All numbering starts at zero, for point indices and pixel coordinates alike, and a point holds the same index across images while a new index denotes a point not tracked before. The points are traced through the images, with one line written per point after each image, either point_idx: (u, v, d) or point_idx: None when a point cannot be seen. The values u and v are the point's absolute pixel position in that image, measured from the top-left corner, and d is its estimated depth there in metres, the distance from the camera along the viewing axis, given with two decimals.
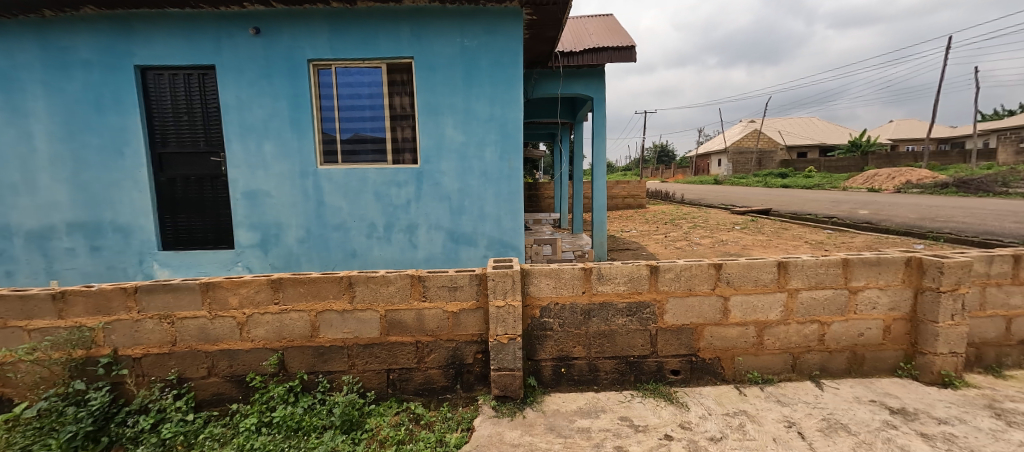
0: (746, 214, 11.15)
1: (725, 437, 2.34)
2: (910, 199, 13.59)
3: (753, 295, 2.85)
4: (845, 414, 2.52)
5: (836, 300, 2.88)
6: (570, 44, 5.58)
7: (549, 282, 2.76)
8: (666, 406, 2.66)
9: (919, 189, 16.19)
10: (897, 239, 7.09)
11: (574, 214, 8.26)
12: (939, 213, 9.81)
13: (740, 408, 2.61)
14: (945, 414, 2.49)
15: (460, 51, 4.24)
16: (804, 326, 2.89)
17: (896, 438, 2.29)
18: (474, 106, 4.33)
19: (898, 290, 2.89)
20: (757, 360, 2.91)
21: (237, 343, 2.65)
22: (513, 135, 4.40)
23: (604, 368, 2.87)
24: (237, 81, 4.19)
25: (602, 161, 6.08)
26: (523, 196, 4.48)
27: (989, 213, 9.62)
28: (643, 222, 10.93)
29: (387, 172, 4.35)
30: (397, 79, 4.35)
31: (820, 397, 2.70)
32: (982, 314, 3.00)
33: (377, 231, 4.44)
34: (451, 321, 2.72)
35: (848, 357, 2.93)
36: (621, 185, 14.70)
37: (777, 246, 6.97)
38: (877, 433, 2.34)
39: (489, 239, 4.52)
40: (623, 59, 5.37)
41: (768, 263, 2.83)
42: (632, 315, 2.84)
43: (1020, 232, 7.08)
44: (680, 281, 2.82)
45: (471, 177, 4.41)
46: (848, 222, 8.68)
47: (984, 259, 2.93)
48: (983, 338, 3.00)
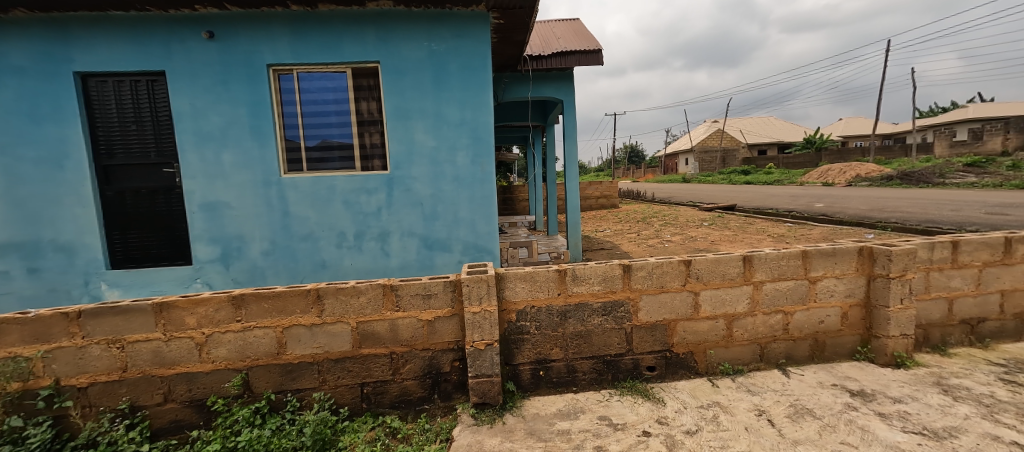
0: (713, 211, 11.50)
1: (700, 430, 2.38)
2: (861, 192, 14.38)
3: (721, 289, 2.93)
4: (810, 399, 2.62)
5: (797, 290, 2.99)
6: (539, 48, 5.62)
7: (524, 285, 2.75)
8: (644, 403, 2.69)
9: (868, 182, 17.17)
10: (848, 230, 7.49)
11: (549, 216, 8.27)
12: (888, 204, 10.41)
13: (714, 400, 2.67)
14: (899, 393, 2.62)
15: (429, 55, 4.18)
16: (770, 316, 2.99)
17: (857, 419, 2.39)
18: (444, 110, 4.28)
19: (853, 278, 3.03)
20: (728, 352, 2.98)
21: (195, 366, 2.49)
22: (484, 139, 4.37)
23: (582, 368, 2.87)
24: (192, 88, 3.98)
25: (573, 162, 6.11)
26: (497, 199, 4.46)
27: (931, 202, 10.28)
28: (616, 222, 11.08)
29: (356, 179, 4.23)
30: (364, 84, 4.23)
31: (786, 385, 2.80)
32: (928, 297, 3.18)
33: (347, 240, 4.31)
34: (425, 330, 2.66)
35: (811, 344, 3.05)
36: (594, 186, 14.91)
37: (742, 240, 7.20)
38: (840, 416, 2.43)
39: (464, 244, 4.47)
40: (591, 62, 5.46)
41: (734, 258, 2.92)
42: (607, 315, 2.86)
43: (958, 219, 7.61)
44: (652, 278, 2.86)
45: (443, 183, 4.35)
46: (806, 215, 9.08)
47: (926, 245, 3.12)
48: (929, 320, 3.19)
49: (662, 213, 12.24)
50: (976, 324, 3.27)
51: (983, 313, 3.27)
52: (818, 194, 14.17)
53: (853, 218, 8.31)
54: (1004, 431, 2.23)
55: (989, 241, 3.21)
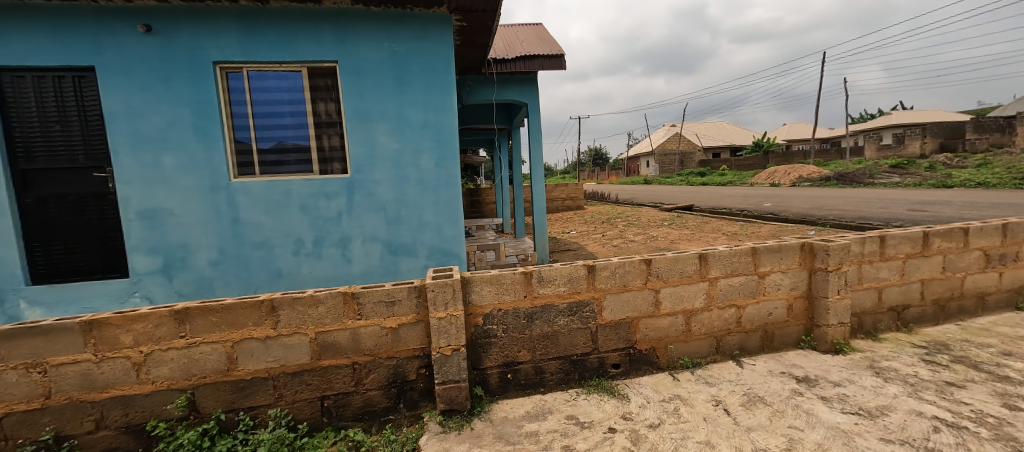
0: (672, 211, 11.92)
1: (663, 423, 2.44)
2: (804, 192, 15.36)
3: (680, 286, 3.02)
4: (762, 387, 2.75)
5: (748, 285, 3.14)
6: (503, 51, 5.62)
7: (490, 289, 2.72)
8: (609, 399, 2.72)
9: (810, 182, 18.38)
10: (793, 227, 7.96)
11: (516, 218, 8.27)
12: (827, 202, 11.18)
13: (675, 393, 2.74)
14: (838, 377, 2.81)
15: (389, 56, 4.08)
16: (724, 310, 3.12)
17: (803, 404, 2.54)
18: (407, 112, 4.18)
19: (797, 272, 3.22)
20: (687, 346, 3.08)
21: (132, 388, 2.29)
22: (449, 141, 4.30)
23: (549, 369, 2.87)
24: (127, 86, 3.68)
25: (538, 164, 6.14)
26: (462, 202, 4.41)
27: (864, 201, 11.12)
28: (581, 223, 11.25)
29: (313, 183, 4.05)
30: (320, 84, 4.07)
31: (740, 375, 2.92)
32: (860, 287, 3.42)
33: (305, 247, 4.11)
34: (389, 337, 2.57)
35: (761, 335, 3.20)
36: (561, 188, 15.09)
37: (699, 239, 7.49)
38: (788, 401, 2.57)
39: (430, 248, 4.38)
40: (554, 67, 5.51)
41: (691, 256, 3.02)
42: (573, 315, 2.88)
43: (886, 216, 8.27)
44: (615, 278, 2.91)
45: (406, 186, 4.25)
46: (756, 214, 9.58)
47: (858, 240, 3.36)
48: (862, 309, 3.44)
49: (625, 214, 12.56)
50: (902, 311, 3.55)
51: (907, 301, 3.56)
52: (767, 195, 14.99)
53: (796, 216, 8.85)
54: (927, 407, 2.45)
55: (911, 235, 3.49)
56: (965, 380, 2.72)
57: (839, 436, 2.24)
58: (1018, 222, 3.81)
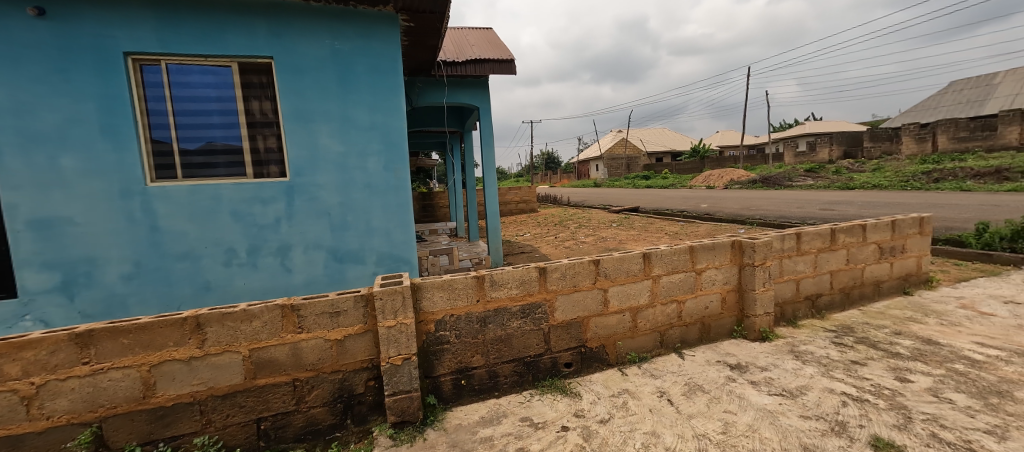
0: (620, 213, 12.34)
1: (612, 418, 2.49)
2: (737, 193, 16.50)
3: (626, 284, 3.11)
4: (700, 376, 2.90)
5: (687, 281, 3.29)
6: (452, 54, 5.54)
7: (441, 294, 2.65)
8: (562, 398, 2.73)
9: (741, 184, 19.81)
10: (727, 226, 8.52)
11: (469, 222, 8.18)
12: (756, 203, 12.09)
13: (623, 388, 2.81)
14: (765, 362, 3.03)
15: (331, 54, 3.87)
16: (667, 306, 3.25)
17: (737, 389, 2.71)
18: (351, 112, 3.98)
19: (728, 268, 3.43)
20: (634, 341, 3.17)
21: (23, 426, 2.00)
22: (397, 144, 4.16)
23: (503, 372, 2.84)
24: (14, 76, 3.20)
25: (490, 167, 6.10)
26: (412, 206, 4.27)
27: (788, 201, 12.13)
28: (534, 226, 11.33)
29: (246, 188, 3.74)
30: (253, 81, 3.78)
31: (682, 366, 3.06)
32: (782, 280, 3.70)
33: (237, 257, 3.79)
34: (334, 350, 2.42)
35: (699, 328, 3.38)
36: (514, 191, 15.12)
37: (644, 239, 7.80)
38: (724, 388, 2.73)
39: (378, 254, 4.20)
40: (504, 71, 5.51)
41: (635, 255, 3.12)
42: (526, 317, 2.87)
43: (805, 215, 9.07)
44: (566, 279, 2.94)
45: (352, 190, 4.04)
46: (695, 215, 10.14)
47: (778, 237, 3.64)
48: (783, 299, 3.72)
49: (575, 216, 12.83)
50: (816, 299, 3.89)
51: (819, 290, 3.90)
52: (705, 196, 15.92)
53: (729, 216, 9.48)
54: (837, 384, 2.71)
55: (822, 232, 3.83)
56: (867, 358, 3.04)
57: (766, 417, 2.42)
58: (904, 218, 4.29)
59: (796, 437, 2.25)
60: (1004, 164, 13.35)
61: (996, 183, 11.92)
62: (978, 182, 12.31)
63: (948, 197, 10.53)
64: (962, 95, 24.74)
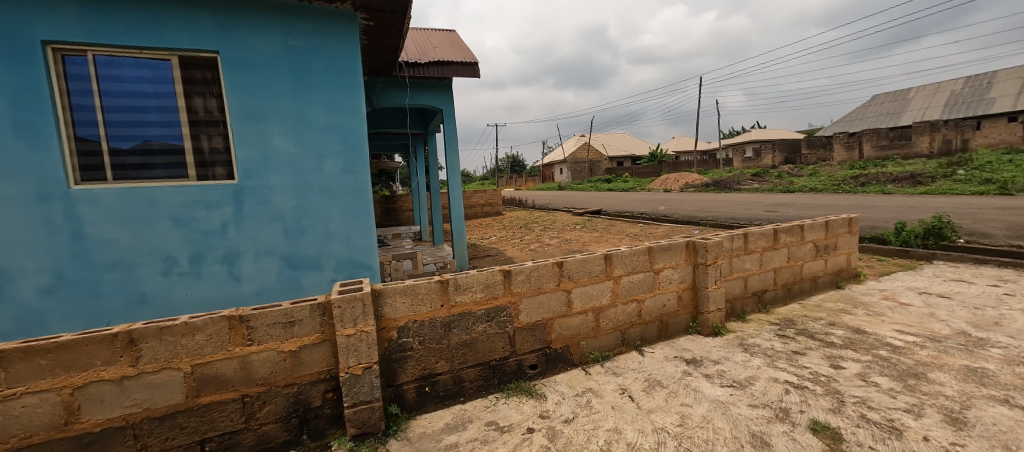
0: (583, 216, 12.55)
1: (576, 417, 2.51)
2: (694, 196, 17.19)
3: (589, 285, 3.15)
4: (659, 372, 2.98)
5: (646, 281, 3.37)
6: (414, 55, 5.43)
7: (404, 300, 2.57)
8: (528, 400, 2.72)
9: (696, 187, 20.67)
10: (683, 227, 8.86)
11: (434, 226, 8.05)
12: (710, 205, 12.65)
13: (587, 386, 2.84)
14: (717, 356, 3.17)
15: (284, 50, 3.68)
16: (627, 305, 3.32)
17: (693, 383, 2.81)
18: (307, 112, 3.80)
19: (684, 267, 3.55)
20: (597, 340, 3.21)
21: None
22: (357, 146, 4.01)
23: (468, 377, 2.79)
24: None
25: (454, 170, 6.03)
26: (373, 210, 4.14)
27: (740, 203, 12.77)
28: (500, 229, 11.30)
29: (189, 191, 3.47)
30: (197, 77, 3.54)
31: (642, 362, 3.13)
32: (731, 277, 3.87)
33: (179, 265, 3.51)
34: (288, 362, 2.29)
35: (658, 326, 3.47)
36: (479, 194, 15.03)
37: (607, 241, 7.96)
38: (681, 382, 2.82)
39: (337, 260, 4.03)
40: (468, 74, 5.48)
41: (597, 257, 3.17)
42: (491, 320, 2.84)
43: (754, 216, 9.58)
44: (530, 281, 2.93)
45: (308, 193, 3.85)
46: (655, 217, 10.48)
47: (728, 237, 3.80)
48: (732, 295, 3.89)
49: (540, 218, 12.92)
50: (761, 295, 4.10)
51: (764, 286, 4.11)
52: (664, 199, 16.48)
53: (686, 218, 9.87)
54: (780, 373, 2.87)
55: (766, 232, 4.04)
56: (805, 348, 3.23)
57: (719, 408, 2.53)
58: (835, 218, 4.60)
59: (745, 425, 2.37)
60: (920, 169, 14.74)
61: (919, 186, 13.07)
62: (898, 185, 13.50)
63: (874, 199, 11.49)
64: (886, 106, 27.08)
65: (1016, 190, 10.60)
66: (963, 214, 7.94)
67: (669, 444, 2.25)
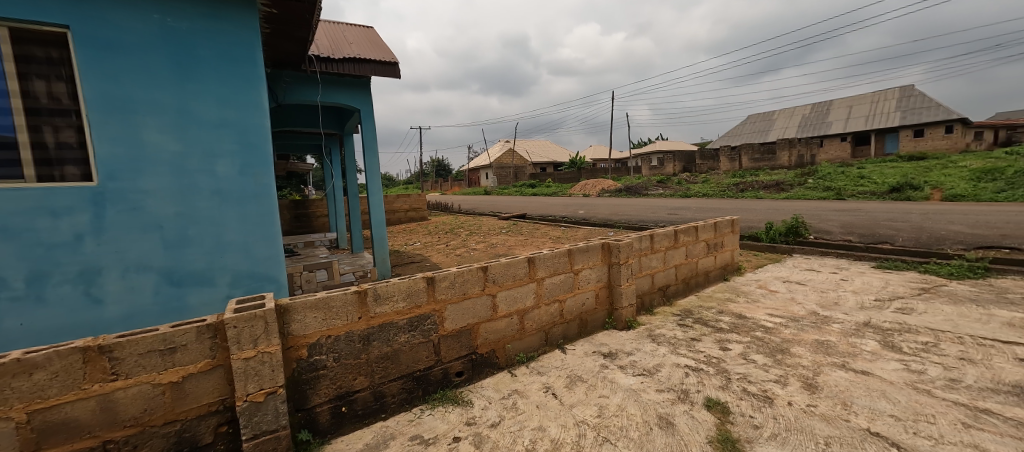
0: (508, 220, 12.67)
1: (502, 420, 2.45)
2: (611, 200, 18.22)
3: (513, 288, 3.12)
4: (579, 367, 3.04)
5: (567, 281, 3.44)
6: (327, 50, 5.04)
7: (316, 315, 2.34)
8: (454, 409, 2.60)
9: (613, 192, 21.95)
10: (600, 230, 9.31)
11: (353, 233, 7.56)
12: (624, 209, 13.50)
13: (513, 389, 2.80)
14: (630, 347, 3.32)
15: (163, 33, 3.19)
16: (550, 306, 3.35)
17: (610, 375, 2.90)
18: (194, 105, 3.32)
19: (600, 267, 3.68)
20: (522, 342, 3.19)
21: None
22: (258, 145, 3.58)
23: (391, 391, 2.60)
24: None
25: (375, 175, 5.70)
26: (279, 216, 3.72)
27: (650, 207, 13.77)
28: (425, 234, 10.96)
29: (28, 195, 2.80)
30: (39, 55, 2.91)
31: (565, 360, 3.17)
32: (641, 275, 4.10)
33: (12, 289, 2.80)
34: (167, 396, 1.95)
35: (578, 324, 3.55)
36: (402, 199, 14.49)
37: (531, 244, 8.09)
38: (600, 375, 2.90)
39: (234, 274, 3.55)
40: (387, 74, 5.25)
41: (520, 260, 3.16)
42: (414, 330, 2.68)
43: (661, 219, 10.40)
44: (455, 287, 2.83)
45: (197, 198, 3.35)
46: (575, 220, 10.90)
47: (637, 237, 4.03)
48: (641, 290, 4.13)
49: (467, 223, 12.80)
50: (666, 289, 4.40)
51: (668, 281, 4.41)
52: (583, 203, 17.25)
53: (603, 221, 10.40)
54: (681, 358, 3.09)
55: (668, 232, 4.35)
56: (700, 335, 3.51)
57: (632, 395, 2.64)
58: (723, 220, 5.12)
59: (653, 409, 2.50)
60: (789, 177, 17.13)
61: (792, 191, 15.14)
62: (773, 191, 15.53)
63: (757, 203, 13.08)
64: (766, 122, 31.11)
65: (848, 194, 12.78)
66: (822, 214, 9.34)
67: (590, 435, 2.29)
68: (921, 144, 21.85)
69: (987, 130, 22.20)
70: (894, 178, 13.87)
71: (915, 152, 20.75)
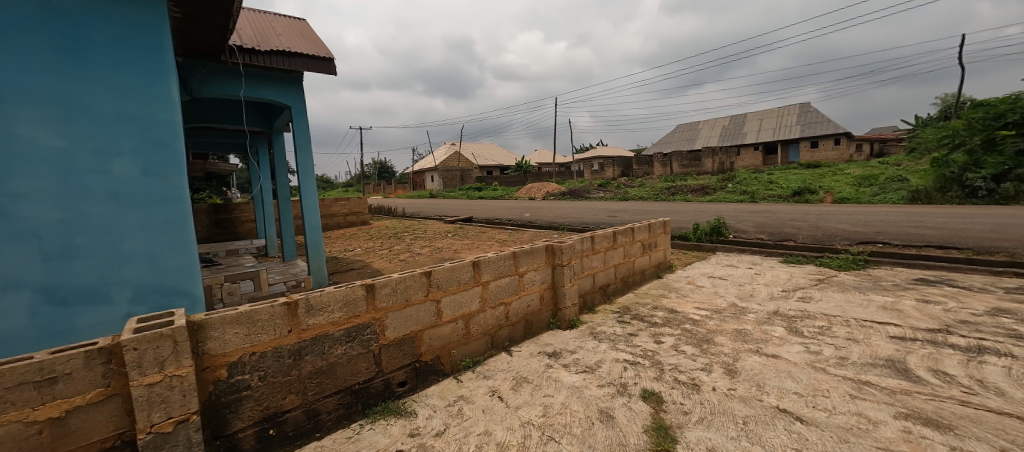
0: (454, 223, 12.49)
1: (447, 429, 2.34)
2: (555, 203, 18.58)
3: (458, 293, 3.02)
4: (525, 368, 3.01)
5: (512, 284, 3.40)
6: (252, 41, 4.64)
7: (238, 331, 2.12)
8: (396, 421, 2.45)
9: (557, 195, 22.42)
10: (545, 232, 9.43)
11: (285, 239, 7.03)
12: (568, 212, 13.81)
13: (459, 395, 2.70)
14: (573, 346, 3.34)
15: (44, 11, 2.75)
16: (495, 309, 3.29)
17: (554, 374, 2.90)
18: (85, 95, 2.88)
19: (544, 269, 3.68)
20: (468, 347, 3.10)
21: None
22: (166, 141, 3.18)
23: (326, 408, 2.40)
24: None
25: (309, 177, 5.34)
26: (193, 222, 3.34)
27: (592, 209, 14.21)
28: (367, 239, 10.48)
29: None
30: None
31: (511, 362, 3.12)
32: (582, 275, 4.17)
33: None
34: (45, 435, 1.68)
35: (524, 326, 3.53)
36: (340, 202, 13.79)
37: (478, 247, 8.01)
38: (544, 375, 2.89)
39: (136, 289, 3.11)
40: (321, 70, 4.94)
41: (464, 264, 3.07)
42: (352, 341, 2.51)
43: (602, 220, 10.76)
44: (397, 294, 2.69)
45: (88, 202, 2.91)
46: (521, 223, 10.97)
47: (578, 239, 4.09)
48: (583, 290, 4.19)
49: (411, 227, 12.44)
50: (606, 288, 4.51)
51: (607, 280, 4.52)
52: (528, 206, 17.45)
53: (547, 223, 10.55)
54: (620, 353, 3.16)
55: (608, 233, 4.47)
56: (637, 330, 3.62)
57: (575, 392, 2.65)
58: (657, 221, 5.36)
59: (595, 404, 2.52)
60: (716, 182, 18.48)
61: (719, 194, 16.31)
62: (700, 194, 16.67)
63: (689, 205, 13.95)
64: None
65: (764, 197, 14.02)
66: (744, 215, 10.13)
67: (535, 436, 2.25)
68: (816, 154, 24.65)
69: (866, 145, 25.64)
70: (795, 184, 15.47)
71: (812, 162, 23.33)
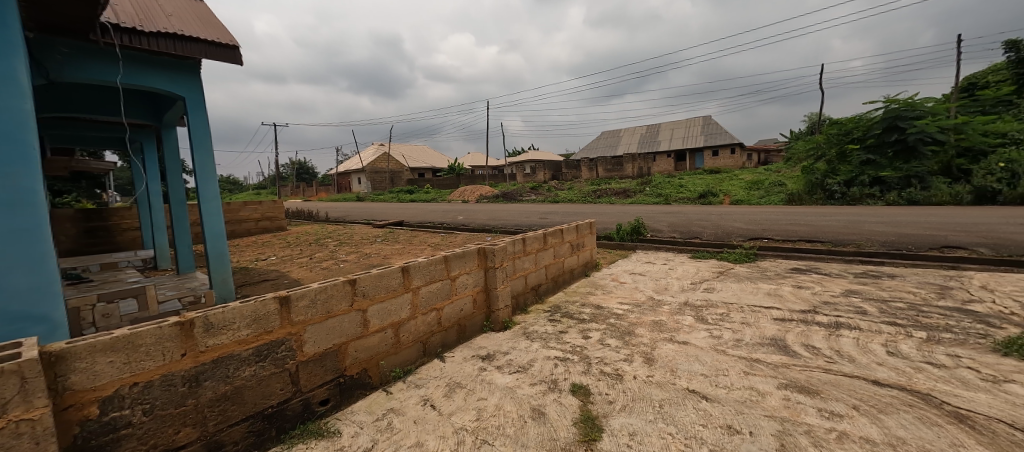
0: (382, 228, 11.96)
1: (375, 445, 2.15)
2: (487, 206, 18.60)
3: (386, 301, 2.83)
4: (458, 373, 2.89)
5: (444, 289, 3.26)
6: (134, 19, 4.02)
7: (115, 359, 1.78)
8: (318, 443, 2.20)
9: (488, 199, 22.44)
10: (477, 235, 9.35)
11: (182, 248, 6.20)
12: (499, 215, 13.87)
13: (388, 408, 2.51)
14: (506, 347, 3.29)
15: None
16: (427, 315, 3.13)
17: (487, 376, 2.81)
18: None
19: (476, 272, 3.59)
20: (398, 356, 2.90)
21: None
22: (9, 133, 2.59)
23: (232, 439, 2.09)
24: None
25: (211, 180, 4.76)
26: (50, 232, 2.75)
27: (523, 212, 14.39)
28: (285, 247, 9.65)
29: None
30: None
31: (444, 368, 2.98)
32: (515, 277, 4.14)
33: None
34: None
35: (457, 331, 3.40)
36: (252, 206, 12.58)
37: (408, 252, 7.71)
38: (477, 378, 2.79)
39: None
40: (222, 58, 4.42)
41: (393, 270, 2.88)
42: (262, 361, 2.22)
43: (533, 223, 10.93)
44: (316, 305, 2.44)
45: None
46: (452, 226, 10.79)
47: (511, 241, 4.06)
48: (516, 291, 4.17)
49: (335, 232, 11.70)
50: (537, 288, 4.52)
51: (539, 281, 4.55)
52: (461, 209, 17.26)
53: (479, 226, 10.48)
54: (551, 351, 3.16)
55: (539, 235, 4.49)
56: (566, 327, 3.66)
57: (508, 393, 2.58)
58: (584, 222, 5.52)
59: (527, 402, 2.48)
60: (635, 186, 19.67)
61: (639, 196, 17.38)
62: (621, 197, 17.64)
63: (613, 207, 14.69)
64: None
65: (676, 199, 15.17)
66: (662, 216, 10.85)
67: (468, 441, 2.15)
68: (717, 161, 27.17)
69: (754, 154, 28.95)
70: (702, 188, 16.95)
71: (715, 167, 25.78)
